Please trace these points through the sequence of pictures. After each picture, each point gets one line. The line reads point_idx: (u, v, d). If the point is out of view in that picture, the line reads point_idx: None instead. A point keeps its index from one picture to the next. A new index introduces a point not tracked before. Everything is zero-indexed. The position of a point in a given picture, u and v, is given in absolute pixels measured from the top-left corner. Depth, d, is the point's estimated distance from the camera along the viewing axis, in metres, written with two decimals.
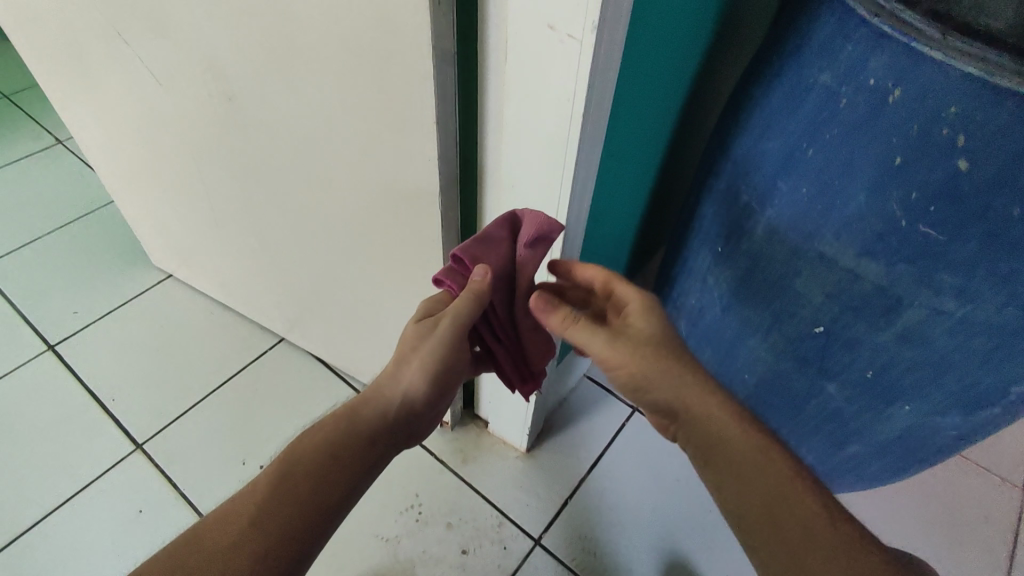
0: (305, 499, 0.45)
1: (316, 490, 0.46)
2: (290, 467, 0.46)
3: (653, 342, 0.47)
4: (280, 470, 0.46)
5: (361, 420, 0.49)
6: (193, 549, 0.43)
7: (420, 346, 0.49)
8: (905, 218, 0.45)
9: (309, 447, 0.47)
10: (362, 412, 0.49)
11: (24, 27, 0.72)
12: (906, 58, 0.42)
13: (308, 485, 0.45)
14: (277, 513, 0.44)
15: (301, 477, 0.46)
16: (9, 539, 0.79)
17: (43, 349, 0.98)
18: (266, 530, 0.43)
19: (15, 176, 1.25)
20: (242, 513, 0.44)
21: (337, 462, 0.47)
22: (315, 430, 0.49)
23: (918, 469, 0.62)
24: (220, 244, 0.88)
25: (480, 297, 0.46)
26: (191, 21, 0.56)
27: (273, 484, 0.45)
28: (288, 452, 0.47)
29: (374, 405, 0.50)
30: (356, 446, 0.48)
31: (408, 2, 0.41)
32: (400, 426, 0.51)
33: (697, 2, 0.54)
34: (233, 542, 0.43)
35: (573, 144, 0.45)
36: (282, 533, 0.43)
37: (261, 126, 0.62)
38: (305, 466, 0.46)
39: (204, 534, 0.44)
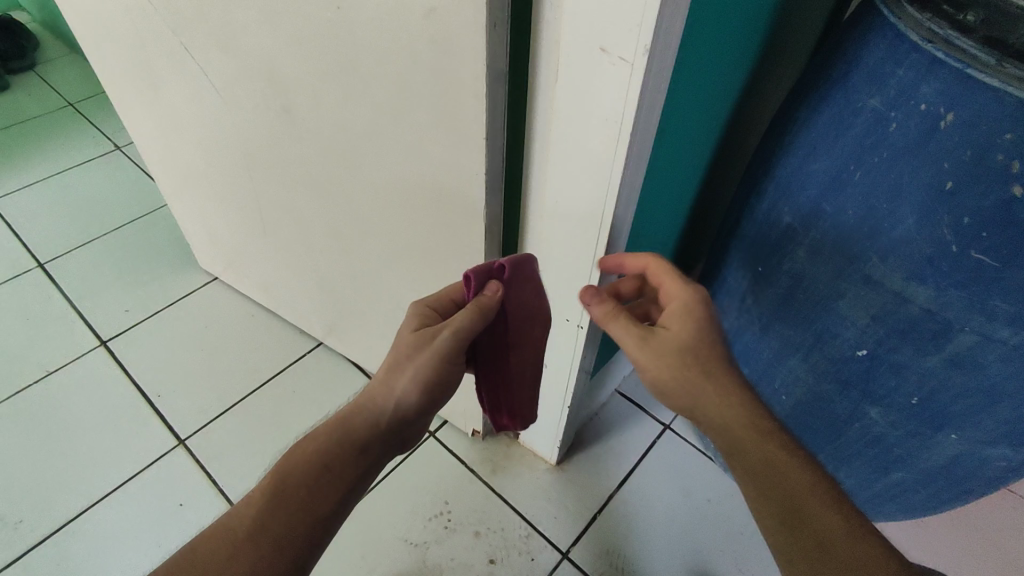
0: (301, 509, 0.47)
1: (309, 500, 0.47)
2: (283, 477, 0.47)
3: (686, 342, 0.46)
4: (275, 480, 0.47)
5: (352, 430, 0.49)
6: (193, 560, 0.45)
7: (415, 355, 0.49)
8: (956, 243, 0.44)
9: (303, 458, 0.48)
10: (355, 421, 0.49)
11: (98, 41, 0.77)
12: (959, 85, 0.42)
13: (301, 495, 0.47)
14: (274, 525, 0.46)
15: (294, 487, 0.47)
16: (58, 525, 0.82)
17: (96, 344, 1.03)
18: (266, 542, 0.45)
19: (77, 180, 1.32)
20: (240, 525, 0.46)
21: (330, 475, 0.47)
22: (309, 439, 0.49)
23: (964, 500, 0.60)
24: (267, 249, 0.91)
25: (483, 313, 0.49)
26: (255, 37, 0.59)
27: (269, 495, 0.47)
28: (284, 462, 0.48)
29: (365, 414, 0.49)
30: (347, 455, 0.48)
31: (465, 23, 0.42)
32: (392, 433, 0.50)
33: (744, 24, 0.55)
34: (230, 554, 0.44)
35: (619, 162, 0.45)
36: (279, 543, 0.45)
37: (314, 138, 0.64)
38: (297, 477, 0.47)
39: (205, 543, 0.46)
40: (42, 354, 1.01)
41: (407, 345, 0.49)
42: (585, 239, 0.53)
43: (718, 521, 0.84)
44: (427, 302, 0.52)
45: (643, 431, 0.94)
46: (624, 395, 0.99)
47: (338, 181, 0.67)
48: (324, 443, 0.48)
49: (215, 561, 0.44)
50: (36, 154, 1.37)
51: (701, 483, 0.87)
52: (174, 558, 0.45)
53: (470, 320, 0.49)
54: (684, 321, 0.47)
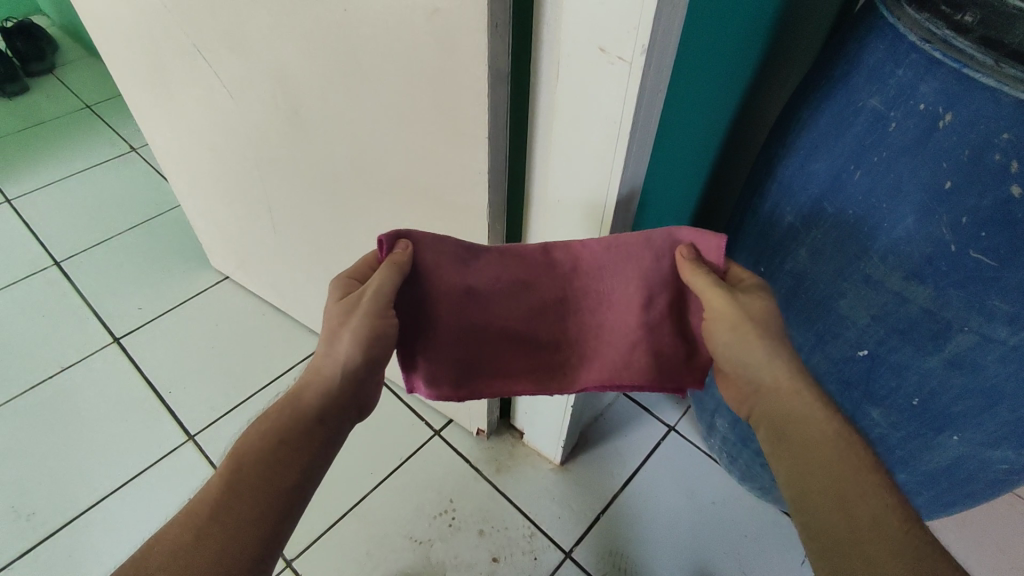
0: (256, 491, 0.38)
1: (268, 481, 0.39)
2: (239, 453, 0.39)
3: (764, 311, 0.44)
4: (231, 461, 0.39)
5: (305, 400, 0.42)
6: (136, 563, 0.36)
7: (349, 315, 0.43)
8: (955, 243, 0.44)
9: (258, 434, 0.40)
10: (305, 393, 0.42)
11: (113, 44, 0.79)
12: (957, 85, 0.42)
13: (259, 476, 0.39)
14: (227, 512, 0.37)
15: (250, 468, 0.39)
16: (68, 518, 0.84)
17: (109, 341, 1.05)
18: (213, 533, 0.37)
19: (92, 180, 1.35)
20: (189, 513, 0.37)
21: (289, 451, 0.40)
22: (261, 420, 0.41)
23: (967, 503, 0.60)
24: (276, 248, 0.92)
25: (401, 269, 0.44)
26: (265, 39, 0.60)
27: (225, 478, 0.38)
28: (238, 444, 0.40)
29: (315, 385, 0.42)
30: (306, 422, 0.41)
31: (468, 24, 0.43)
32: (349, 399, 0.43)
33: (746, 27, 0.55)
34: (186, 546, 0.36)
35: (619, 162, 0.46)
36: (242, 526, 0.37)
37: (323, 138, 0.65)
38: (254, 449, 0.39)
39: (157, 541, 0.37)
40: (57, 350, 1.03)
41: (336, 309, 0.43)
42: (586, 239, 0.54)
43: (723, 523, 0.84)
44: (348, 273, 0.47)
45: (648, 433, 0.94)
46: (630, 396, 0.99)
47: (345, 180, 0.68)
48: (276, 420, 0.41)
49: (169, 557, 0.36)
50: (53, 155, 1.40)
51: (705, 486, 0.87)
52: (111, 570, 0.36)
53: (391, 280, 0.44)
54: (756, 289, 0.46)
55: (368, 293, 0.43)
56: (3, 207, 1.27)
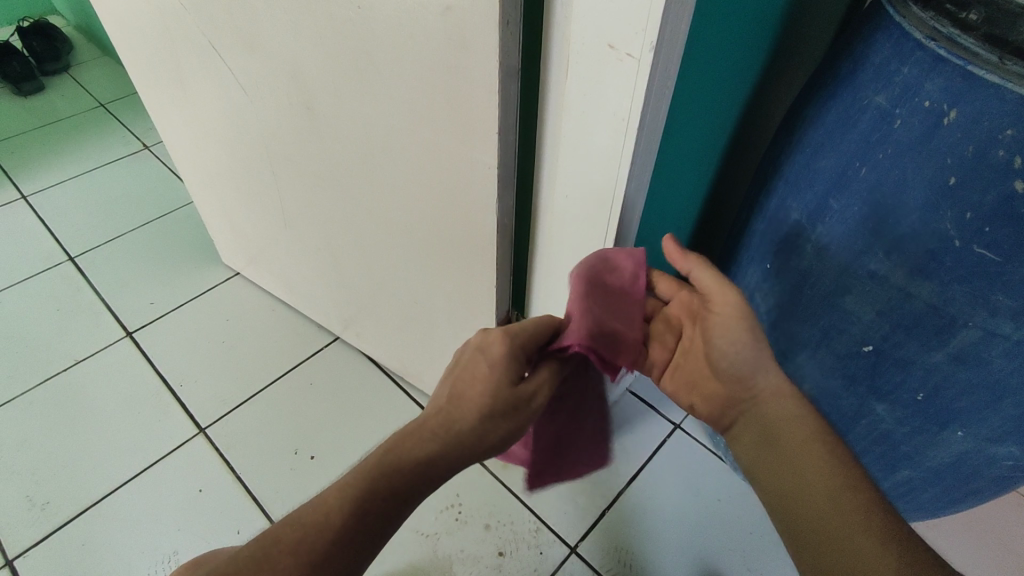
0: (358, 552, 0.42)
1: (375, 540, 0.42)
2: (367, 502, 0.42)
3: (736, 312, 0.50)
4: (348, 515, 0.42)
5: (435, 465, 0.44)
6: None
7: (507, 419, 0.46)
8: (959, 237, 0.45)
9: (377, 490, 0.42)
10: (439, 457, 0.44)
11: (131, 42, 0.80)
12: (962, 82, 0.43)
13: (371, 533, 0.42)
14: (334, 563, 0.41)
15: (366, 527, 0.42)
16: (80, 509, 0.85)
17: (122, 335, 1.06)
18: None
19: (106, 178, 1.37)
20: (297, 551, 0.41)
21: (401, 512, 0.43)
22: (382, 471, 0.43)
23: (971, 500, 0.60)
24: (287, 244, 0.94)
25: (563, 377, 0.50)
26: (281, 37, 0.61)
27: (341, 531, 0.41)
28: (356, 493, 0.42)
29: (454, 457, 0.44)
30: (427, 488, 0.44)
31: (480, 22, 0.44)
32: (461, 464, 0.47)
33: (754, 25, 0.56)
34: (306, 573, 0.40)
35: (626, 157, 0.47)
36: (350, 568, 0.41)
37: (336, 135, 0.66)
38: (381, 504, 0.42)
39: (265, 562, 0.41)
40: (71, 344, 1.05)
41: (506, 395, 0.46)
42: (594, 234, 0.55)
43: (727, 519, 0.84)
44: (521, 338, 0.47)
45: (654, 429, 0.94)
46: (635, 393, 0.99)
47: (357, 176, 0.69)
48: (394, 480, 0.43)
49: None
50: (67, 152, 1.42)
51: (710, 482, 0.88)
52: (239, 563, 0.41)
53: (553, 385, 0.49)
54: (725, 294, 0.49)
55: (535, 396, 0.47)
56: (18, 202, 1.29)
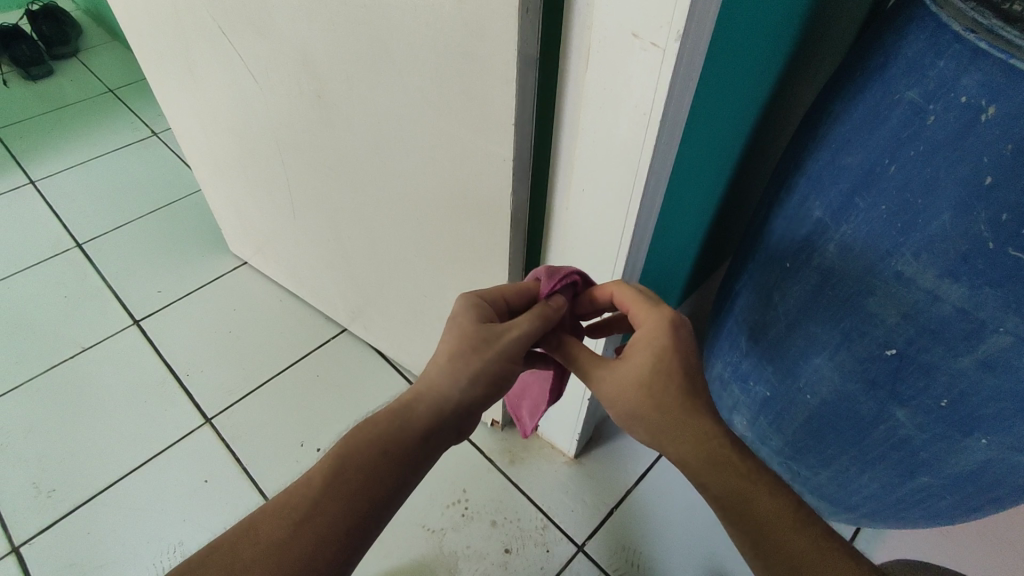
0: (342, 510, 0.43)
1: (363, 491, 0.43)
2: (344, 458, 0.44)
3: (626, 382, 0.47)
4: (328, 473, 0.44)
5: (412, 417, 0.46)
6: (239, 551, 0.41)
7: (480, 352, 0.47)
8: (993, 239, 0.43)
9: (357, 443, 0.45)
10: (415, 408, 0.46)
11: (140, 26, 0.79)
12: (1003, 77, 0.41)
13: (357, 485, 0.43)
14: (323, 515, 0.42)
15: (349, 479, 0.43)
16: (85, 498, 0.85)
17: (129, 323, 1.06)
18: (313, 533, 0.42)
19: (115, 164, 1.36)
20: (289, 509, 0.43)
21: (387, 460, 0.44)
22: (362, 427, 0.46)
23: (991, 508, 0.59)
24: (296, 233, 0.93)
25: (548, 321, 0.49)
26: (292, 23, 0.60)
27: (321, 487, 0.43)
28: (338, 450, 0.45)
29: (428, 401, 0.46)
30: (408, 442, 0.45)
31: (498, 9, 0.43)
32: (453, 426, 0.47)
33: (780, 15, 0.54)
34: (292, 533, 0.42)
35: (648, 151, 0.45)
36: (334, 527, 0.42)
37: (347, 124, 0.65)
38: (357, 460, 0.44)
39: (259, 528, 0.42)
40: (78, 330, 1.05)
41: (466, 335, 0.47)
42: (611, 229, 0.53)
43: None
44: (478, 299, 0.50)
45: None
46: None
47: (367, 167, 0.68)
48: (374, 431, 0.45)
49: (274, 542, 0.41)
50: (76, 138, 1.42)
51: None
52: (233, 535, 0.43)
53: (532, 327, 0.48)
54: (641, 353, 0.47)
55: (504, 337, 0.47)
56: (27, 187, 1.29)
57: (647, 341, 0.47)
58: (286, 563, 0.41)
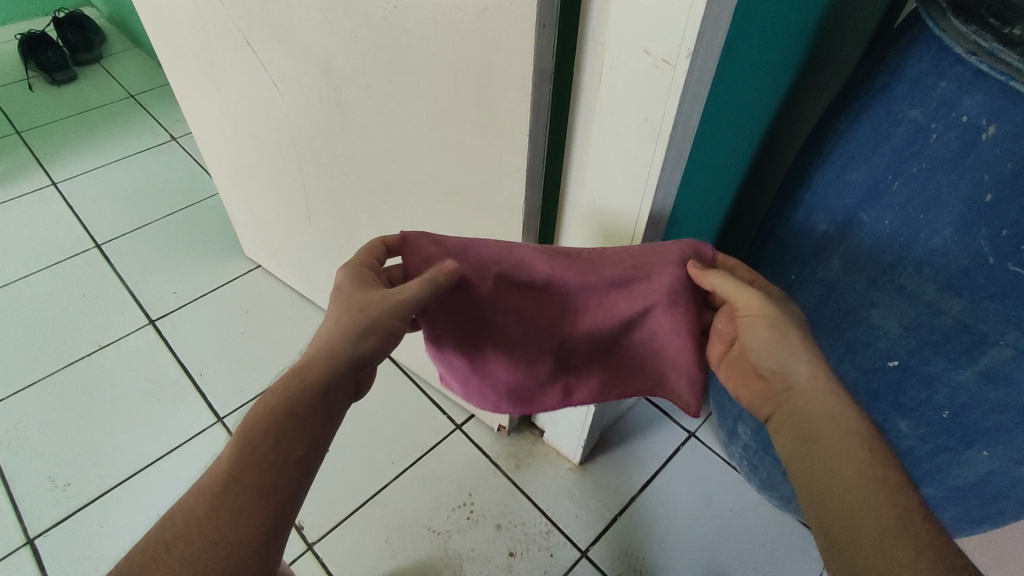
0: (256, 478, 0.40)
1: (270, 472, 0.40)
2: (248, 431, 0.41)
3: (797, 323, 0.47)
4: (238, 445, 0.40)
5: (311, 377, 0.42)
6: (161, 543, 0.40)
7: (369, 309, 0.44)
8: (994, 255, 0.44)
9: (260, 418, 0.41)
10: (310, 367, 0.42)
11: (167, 36, 0.82)
12: (1003, 97, 0.42)
13: (266, 452, 0.40)
14: (233, 503, 0.39)
15: (255, 447, 0.40)
16: (98, 493, 0.86)
17: (145, 323, 1.08)
18: (222, 527, 0.39)
19: (134, 167, 1.39)
20: (198, 498, 0.40)
21: (291, 433, 0.41)
22: (260, 402, 0.41)
23: (994, 521, 0.59)
24: (310, 238, 0.95)
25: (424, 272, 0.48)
26: (316, 34, 0.62)
27: (232, 463, 0.40)
28: (241, 427, 0.41)
29: (324, 360, 0.42)
30: (312, 400, 0.42)
31: (516, 25, 0.45)
32: (351, 380, 0.44)
33: (787, 35, 0.56)
34: (209, 513, 0.39)
35: (658, 164, 0.47)
36: (250, 499, 0.39)
37: (364, 131, 0.67)
38: (262, 429, 0.40)
39: (177, 520, 0.40)
40: (95, 329, 1.07)
41: (347, 299, 0.45)
42: (620, 238, 0.55)
43: (741, 531, 0.83)
44: (353, 262, 0.49)
45: (668, 436, 0.94)
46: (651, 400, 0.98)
47: (382, 173, 0.70)
48: (270, 403, 0.41)
49: (191, 523, 0.39)
50: (97, 141, 1.45)
51: (724, 493, 0.87)
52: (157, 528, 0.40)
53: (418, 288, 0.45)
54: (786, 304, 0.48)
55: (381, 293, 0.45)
56: (49, 188, 1.32)
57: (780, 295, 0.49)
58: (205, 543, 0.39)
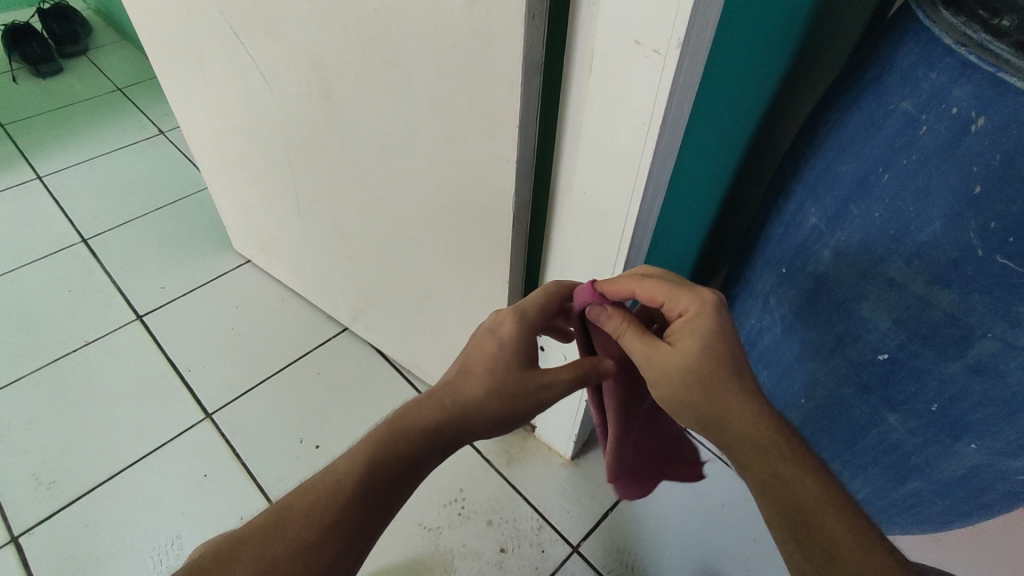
0: (368, 519, 0.45)
1: (369, 520, 0.45)
2: (374, 468, 0.45)
3: (685, 371, 0.46)
4: (362, 484, 0.45)
5: (443, 437, 0.47)
6: (263, 556, 0.43)
7: (519, 395, 0.48)
8: (982, 247, 0.44)
9: (387, 462, 0.46)
10: (446, 432, 0.47)
11: (152, 26, 0.80)
12: (991, 89, 0.42)
13: (384, 496, 0.45)
14: (338, 537, 0.44)
15: (378, 489, 0.45)
16: (85, 490, 0.85)
17: (132, 318, 1.07)
18: (325, 559, 0.43)
19: (121, 161, 1.38)
20: (312, 517, 0.44)
21: (401, 483, 0.46)
22: (385, 442, 0.46)
23: (981, 514, 0.60)
24: (299, 233, 0.94)
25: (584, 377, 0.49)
26: (303, 24, 0.61)
27: (353, 496, 0.44)
28: (368, 458, 0.46)
29: (460, 428, 0.48)
30: (433, 454, 0.47)
31: (505, 14, 0.44)
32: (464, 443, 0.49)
33: (778, 27, 0.55)
34: (317, 538, 0.44)
35: (648, 154, 0.46)
36: (350, 537, 0.44)
37: (353, 124, 0.66)
38: (386, 473, 0.45)
39: (285, 527, 0.44)
40: (81, 324, 1.06)
41: (509, 378, 0.48)
42: (611, 230, 0.55)
43: (730, 525, 0.84)
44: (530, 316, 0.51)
45: None
46: None
47: (373, 167, 0.69)
48: (395, 450, 0.46)
49: (301, 541, 0.43)
50: (84, 135, 1.43)
51: (714, 487, 0.87)
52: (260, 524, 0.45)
53: (572, 376, 0.49)
54: (688, 339, 0.47)
55: (533, 383, 0.49)
56: (34, 182, 1.30)
57: (693, 329, 0.47)
58: (308, 563, 0.43)
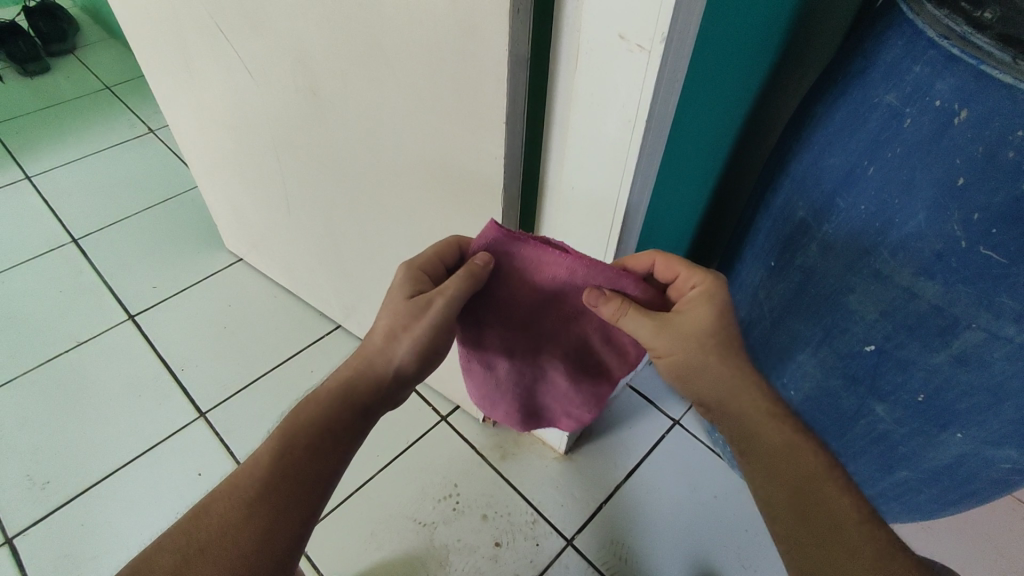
0: (292, 488, 0.45)
1: (293, 491, 0.45)
2: (290, 439, 0.46)
3: (694, 337, 0.46)
4: (278, 454, 0.46)
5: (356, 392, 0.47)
6: (192, 543, 0.44)
7: (410, 325, 0.46)
8: (966, 238, 0.44)
9: (301, 431, 0.46)
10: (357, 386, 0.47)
11: (137, 23, 0.80)
12: (974, 82, 0.42)
13: (303, 465, 0.45)
14: (262, 512, 0.44)
15: (297, 456, 0.45)
16: (78, 490, 0.85)
17: (124, 317, 1.07)
18: (250, 535, 0.43)
19: (110, 160, 1.37)
20: (233, 497, 0.45)
21: (323, 449, 0.46)
22: (296, 415, 0.47)
23: (968, 502, 0.61)
24: (290, 230, 0.94)
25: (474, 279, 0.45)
26: (289, 20, 0.61)
27: (270, 468, 0.45)
28: (285, 428, 0.47)
29: (369, 377, 0.47)
30: (350, 415, 0.47)
31: (490, 9, 0.44)
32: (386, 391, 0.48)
33: (764, 20, 0.55)
34: (242, 515, 0.44)
35: (635, 150, 0.46)
36: (275, 510, 0.44)
37: (341, 120, 0.66)
38: (303, 440, 0.46)
39: (210, 512, 0.45)
40: (73, 324, 1.05)
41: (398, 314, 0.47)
42: (600, 224, 0.55)
43: (724, 517, 0.84)
44: (420, 262, 0.49)
45: (653, 425, 0.94)
46: (635, 389, 0.99)
47: (361, 163, 0.69)
48: (307, 416, 0.47)
49: (224, 518, 0.44)
50: (73, 134, 1.42)
51: (708, 479, 0.88)
52: (190, 515, 0.46)
53: (459, 291, 0.45)
54: (699, 306, 0.47)
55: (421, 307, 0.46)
56: (23, 182, 1.29)
57: (706, 297, 0.47)
58: (233, 540, 0.43)
